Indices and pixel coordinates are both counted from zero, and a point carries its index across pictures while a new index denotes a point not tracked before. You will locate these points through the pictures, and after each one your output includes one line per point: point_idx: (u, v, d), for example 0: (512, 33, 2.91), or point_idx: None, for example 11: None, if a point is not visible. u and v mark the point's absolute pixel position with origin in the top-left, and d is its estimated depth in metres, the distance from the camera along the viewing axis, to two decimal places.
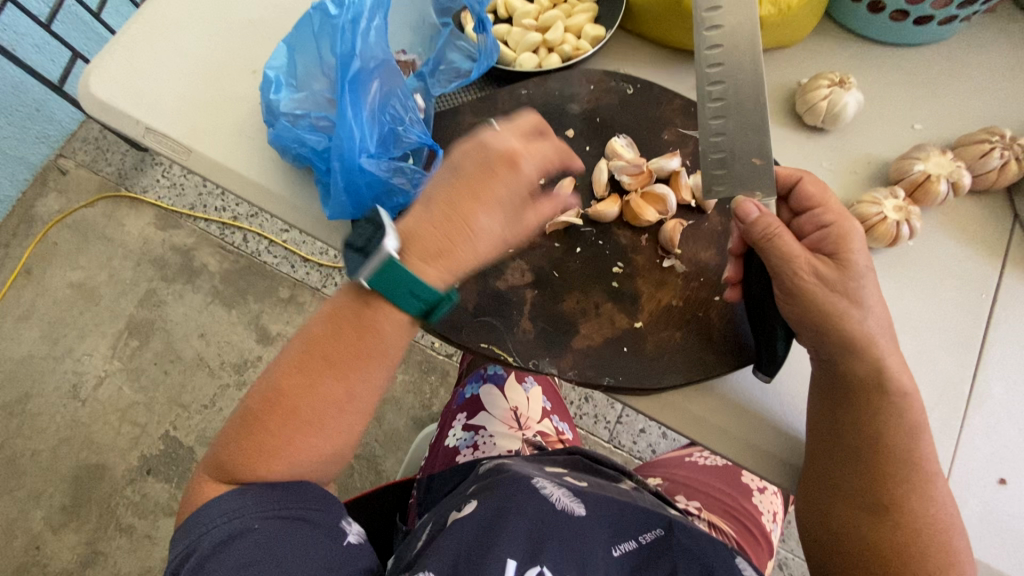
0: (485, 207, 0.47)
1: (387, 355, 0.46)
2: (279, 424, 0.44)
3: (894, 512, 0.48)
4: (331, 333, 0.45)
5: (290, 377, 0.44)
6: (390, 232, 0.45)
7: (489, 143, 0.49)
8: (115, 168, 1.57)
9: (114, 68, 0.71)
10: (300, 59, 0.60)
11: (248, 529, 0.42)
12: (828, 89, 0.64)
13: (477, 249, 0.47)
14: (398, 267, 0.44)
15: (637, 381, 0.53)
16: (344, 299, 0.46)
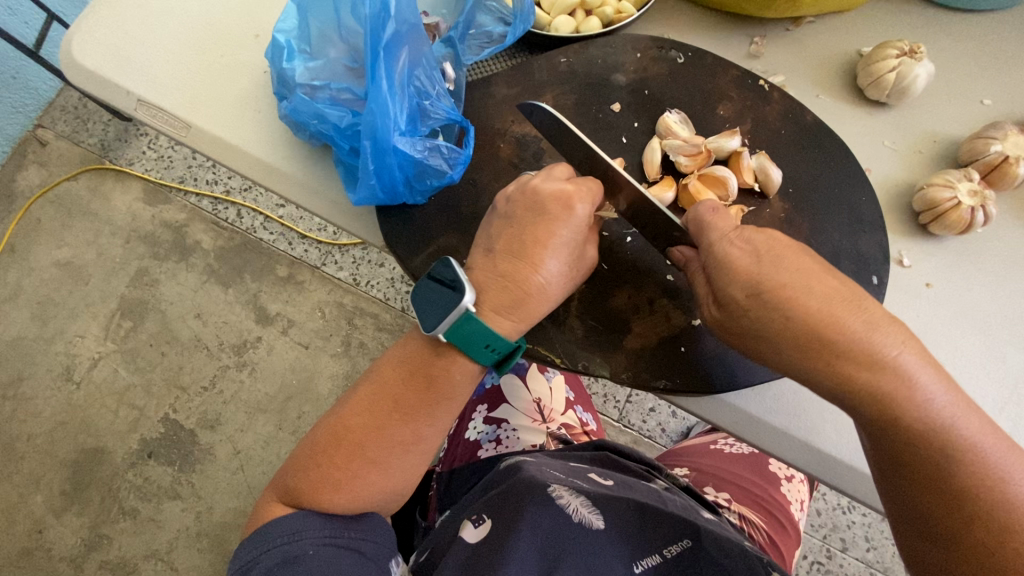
0: (552, 251, 0.46)
1: (453, 402, 0.49)
2: (346, 459, 0.49)
3: (958, 548, 0.40)
4: (400, 374, 0.49)
5: (359, 417, 0.49)
6: (465, 286, 0.45)
7: (539, 187, 0.48)
8: (98, 139, 1.47)
9: (100, 32, 0.63)
10: (313, 21, 0.53)
11: (302, 553, 0.46)
12: (898, 60, 0.58)
13: (551, 295, 0.47)
14: (476, 322, 0.45)
15: (696, 385, 0.49)
16: (416, 344, 0.50)
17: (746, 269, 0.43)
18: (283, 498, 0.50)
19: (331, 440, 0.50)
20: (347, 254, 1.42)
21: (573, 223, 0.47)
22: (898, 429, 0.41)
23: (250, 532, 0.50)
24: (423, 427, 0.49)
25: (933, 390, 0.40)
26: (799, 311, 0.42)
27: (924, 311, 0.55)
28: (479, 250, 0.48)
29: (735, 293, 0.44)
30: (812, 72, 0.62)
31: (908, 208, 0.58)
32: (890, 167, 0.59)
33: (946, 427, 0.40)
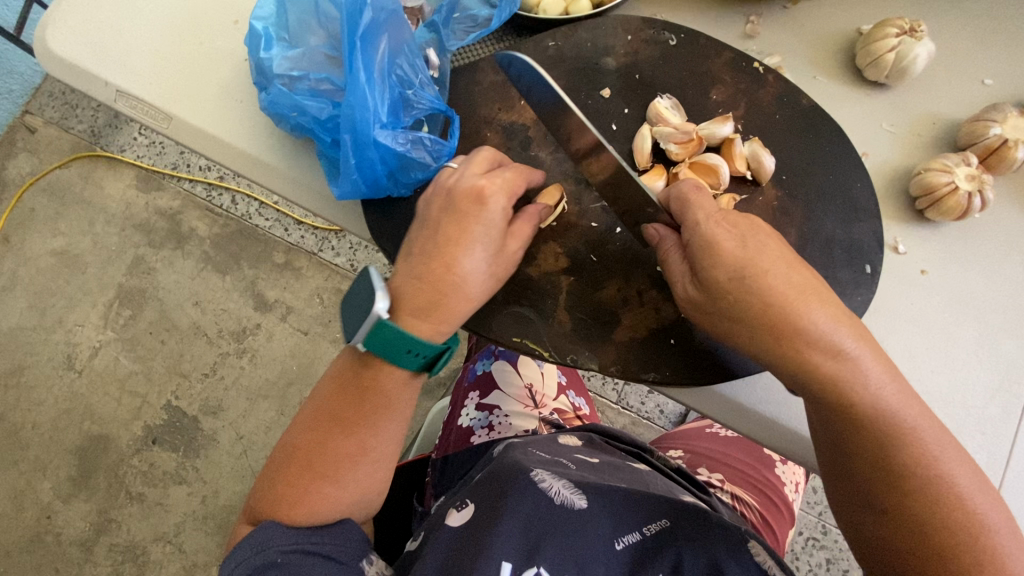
0: (464, 249, 0.45)
1: (393, 408, 0.49)
2: (298, 477, 0.49)
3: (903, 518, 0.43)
4: (337, 389, 0.50)
5: (306, 433, 0.50)
6: (380, 293, 0.45)
7: (454, 185, 0.47)
8: (88, 126, 1.45)
9: (75, 19, 0.61)
10: (291, 8, 0.51)
11: (271, 563, 0.46)
12: (897, 39, 0.56)
13: (470, 294, 0.46)
14: (391, 327, 0.45)
15: (685, 375, 0.49)
16: (347, 360, 0.50)
17: (730, 252, 0.43)
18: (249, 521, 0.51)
19: (285, 459, 0.50)
20: (343, 240, 1.41)
21: (491, 218, 0.46)
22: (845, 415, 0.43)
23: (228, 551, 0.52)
24: (367, 437, 0.49)
25: (877, 376, 0.43)
26: (769, 291, 0.43)
27: (919, 299, 0.55)
28: (403, 256, 0.48)
29: (718, 274, 0.44)
30: (810, 52, 0.60)
31: (905, 193, 0.57)
32: (887, 151, 0.58)
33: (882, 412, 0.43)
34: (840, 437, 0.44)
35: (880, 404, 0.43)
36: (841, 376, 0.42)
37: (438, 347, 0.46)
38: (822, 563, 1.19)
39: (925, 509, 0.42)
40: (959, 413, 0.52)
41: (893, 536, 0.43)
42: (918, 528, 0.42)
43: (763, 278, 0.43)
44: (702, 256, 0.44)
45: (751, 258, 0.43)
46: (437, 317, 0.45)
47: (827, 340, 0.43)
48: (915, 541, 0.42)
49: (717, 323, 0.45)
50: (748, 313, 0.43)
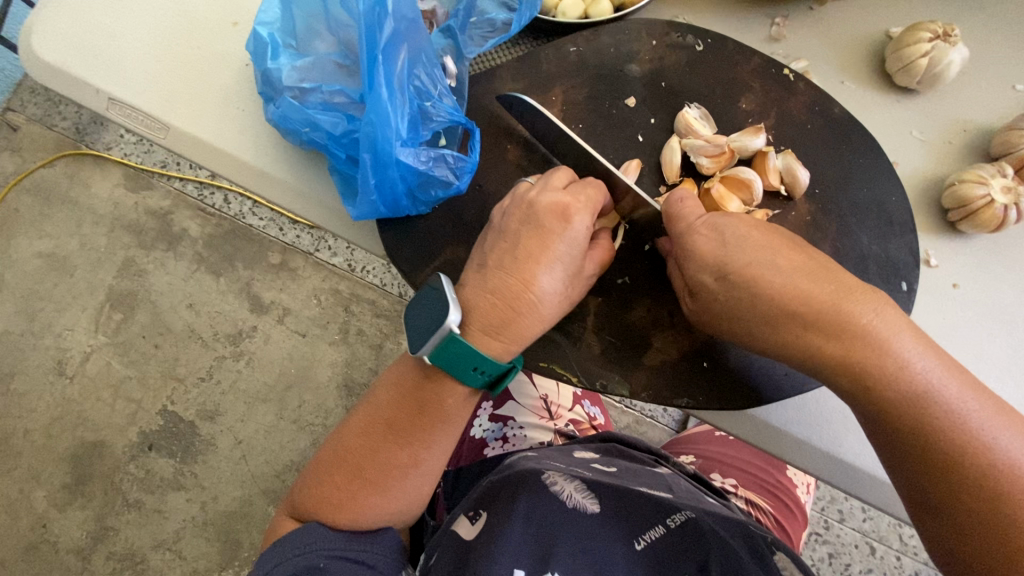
0: (545, 267, 0.42)
1: (450, 423, 0.47)
2: (346, 481, 0.47)
3: (964, 516, 0.38)
4: (393, 397, 0.47)
5: (357, 437, 0.48)
6: (451, 305, 0.42)
7: (535, 199, 0.44)
8: (72, 123, 1.40)
9: (62, 22, 0.58)
10: (298, 13, 0.48)
11: (312, 568, 0.45)
12: (931, 44, 0.54)
13: (543, 314, 0.43)
14: (462, 344, 0.41)
15: (720, 400, 0.47)
16: (406, 365, 0.47)
17: (708, 253, 0.43)
18: (288, 515, 0.50)
19: (333, 459, 0.48)
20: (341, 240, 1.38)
21: (574, 236, 0.43)
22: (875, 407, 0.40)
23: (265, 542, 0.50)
24: (421, 450, 0.46)
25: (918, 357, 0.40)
26: (772, 283, 0.41)
27: (950, 313, 0.53)
28: (473, 268, 0.45)
29: (703, 279, 0.43)
30: (837, 56, 0.58)
31: (937, 204, 0.56)
32: (918, 160, 0.56)
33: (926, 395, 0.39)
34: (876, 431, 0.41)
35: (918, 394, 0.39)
36: (869, 358, 0.39)
37: (504, 366, 0.43)
38: (825, 558, 1.20)
39: (982, 507, 0.37)
40: None
41: (953, 537, 0.39)
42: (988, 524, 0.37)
43: (766, 274, 0.41)
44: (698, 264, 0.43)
45: (738, 254, 0.42)
46: (508, 336, 0.42)
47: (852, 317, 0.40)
48: (981, 544, 0.38)
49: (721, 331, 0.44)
50: (759, 308, 0.42)
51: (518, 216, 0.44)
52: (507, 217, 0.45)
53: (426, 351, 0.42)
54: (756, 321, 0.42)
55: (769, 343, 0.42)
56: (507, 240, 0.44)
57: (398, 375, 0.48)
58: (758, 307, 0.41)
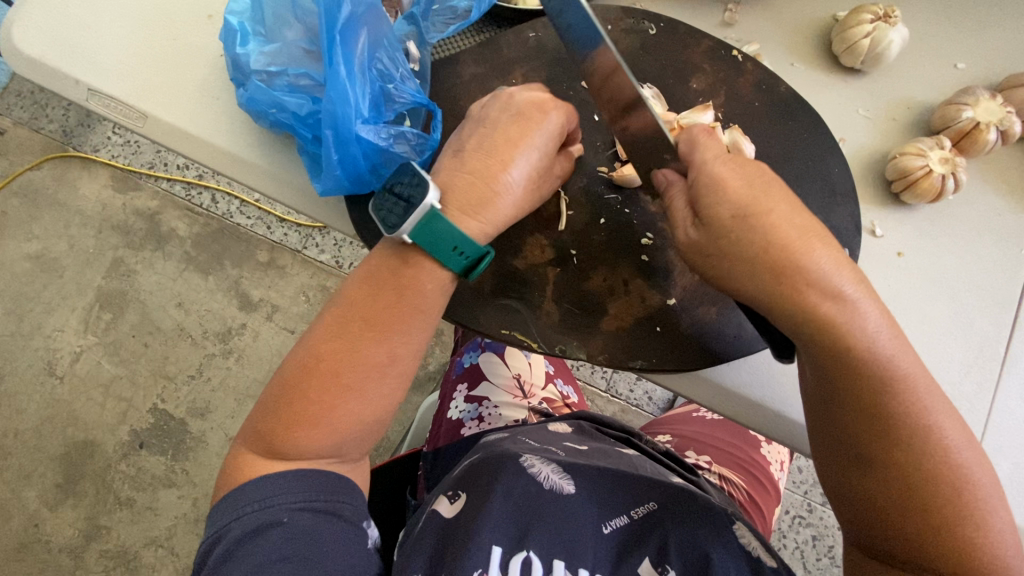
0: (522, 152, 0.46)
1: (427, 314, 0.47)
2: (321, 391, 0.46)
3: (890, 473, 0.43)
4: (367, 294, 0.46)
5: (330, 342, 0.46)
6: (431, 185, 0.44)
7: (515, 94, 0.48)
8: (59, 125, 1.41)
9: (41, 15, 0.60)
10: (267, 3, 0.51)
11: (278, 522, 0.45)
12: (872, 25, 0.57)
13: (516, 200, 0.47)
14: (443, 221, 0.44)
15: (672, 362, 0.50)
16: (380, 256, 0.47)
17: (737, 190, 0.43)
18: (252, 448, 0.48)
19: (302, 371, 0.47)
20: (328, 236, 1.40)
21: (547, 129, 0.47)
22: (856, 376, 0.43)
23: (224, 492, 0.48)
24: (400, 345, 0.47)
25: (875, 322, 0.43)
26: (773, 236, 0.42)
27: (897, 281, 0.56)
28: (448, 153, 0.48)
29: (721, 211, 0.43)
30: (787, 39, 0.61)
31: (882, 176, 0.58)
32: (864, 136, 0.59)
33: (880, 360, 0.43)
34: (836, 393, 0.44)
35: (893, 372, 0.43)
36: (837, 317, 0.42)
37: (482, 249, 0.46)
38: (809, 540, 1.22)
39: (905, 463, 0.43)
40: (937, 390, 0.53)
41: (875, 495, 0.44)
42: (905, 478, 0.43)
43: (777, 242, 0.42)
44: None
45: (757, 197, 0.43)
46: (484, 217, 0.45)
47: (824, 279, 0.42)
48: (893, 493, 0.44)
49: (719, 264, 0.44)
50: (751, 259, 0.42)
51: (499, 111, 0.48)
52: (472, 127, 0.48)
53: (407, 230, 0.44)
54: (755, 261, 0.42)
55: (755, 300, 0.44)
56: (487, 133, 0.47)
57: (371, 272, 0.47)
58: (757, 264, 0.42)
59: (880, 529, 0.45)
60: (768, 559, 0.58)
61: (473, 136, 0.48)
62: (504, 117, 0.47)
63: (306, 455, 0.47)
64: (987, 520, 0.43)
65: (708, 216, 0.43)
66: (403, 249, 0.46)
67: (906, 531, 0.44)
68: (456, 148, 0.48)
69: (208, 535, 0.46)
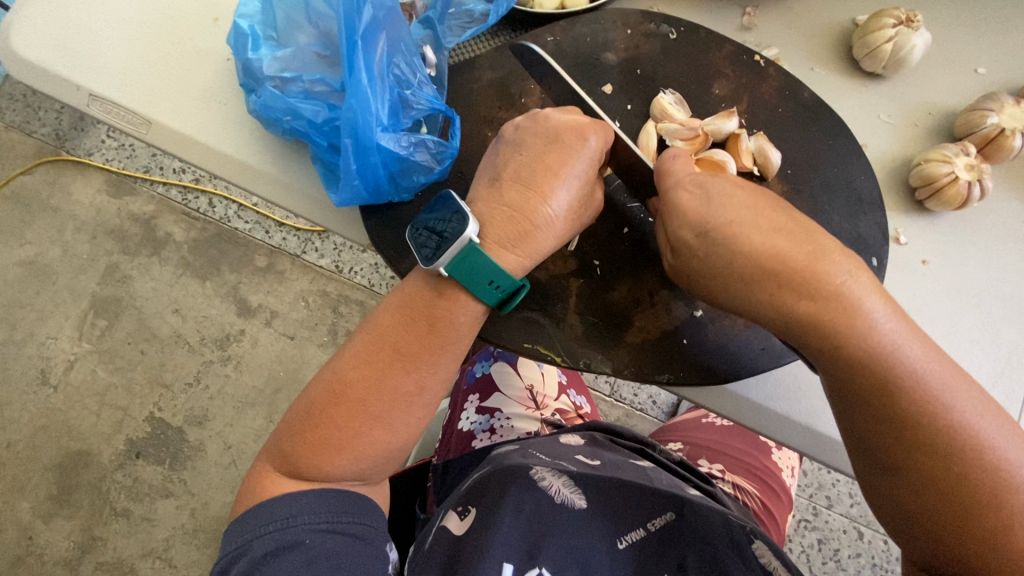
0: (563, 182, 0.45)
1: (458, 346, 0.46)
2: (347, 417, 0.46)
3: (920, 478, 0.41)
4: (399, 321, 0.46)
5: (359, 369, 0.46)
6: (471, 218, 0.43)
7: (552, 115, 0.47)
8: (52, 129, 1.38)
9: (40, 18, 0.58)
10: (278, 5, 0.49)
11: (299, 542, 0.43)
12: (895, 29, 0.56)
13: (557, 231, 0.46)
14: (481, 256, 0.43)
15: (698, 376, 0.49)
16: (414, 286, 0.46)
17: (693, 209, 0.43)
18: (273, 467, 0.48)
19: (330, 396, 0.47)
20: (328, 241, 1.38)
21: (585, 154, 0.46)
22: (867, 387, 0.41)
23: (245, 508, 0.47)
24: (428, 375, 0.46)
25: (882, 318, 0.41)
26: (749, 245, 0.42)
27: (923, 289, 0.55)
28: (484, 182, 0.47)
29: (685, 235, 0.43)
30: (807, 43, 0.60)
31: (905, 183, 0.57)
32: (886, 142, 0.58)
33: (891, 360, 0.41)
34: (849, 397, 0.43)
35: (909, 379, 0.41)
36: (836, 317, 0.41)
37: (517, 282, 0.45)
38: (815, 544, 1.21)
39: (937, 466, 0.41)
40: None
41: (909, 507, 0.43)
42: (940, 482, 0.41)
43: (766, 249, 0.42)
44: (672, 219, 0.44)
45: (719, 212, 0.42)
46: (524, 251, 0.45)
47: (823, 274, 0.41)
48: (929, 498, 0.41)
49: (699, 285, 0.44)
50: (737, 271, 0.42)
51: (535, 135, 0.46)
52: (507, 148, 0.47)
53: (443, 263, 0.43)
54: (731, 277, 0.42)
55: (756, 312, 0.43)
56: (524, 160, 0.46)
57: (403, 298, 0.47)
58: (756, 272, 0.42)
59: (924, 535, 0.43)
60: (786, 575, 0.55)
61: (509, 160, 0.46)
62: (540, 141, 0.46)
63: (329, 479, 0.47)
64: None
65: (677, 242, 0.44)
66: (438, 281, 0.45)
67: (946, 540, 0.42)
68: (492, 173, 0.47)
69: (226, 552, 0.45)
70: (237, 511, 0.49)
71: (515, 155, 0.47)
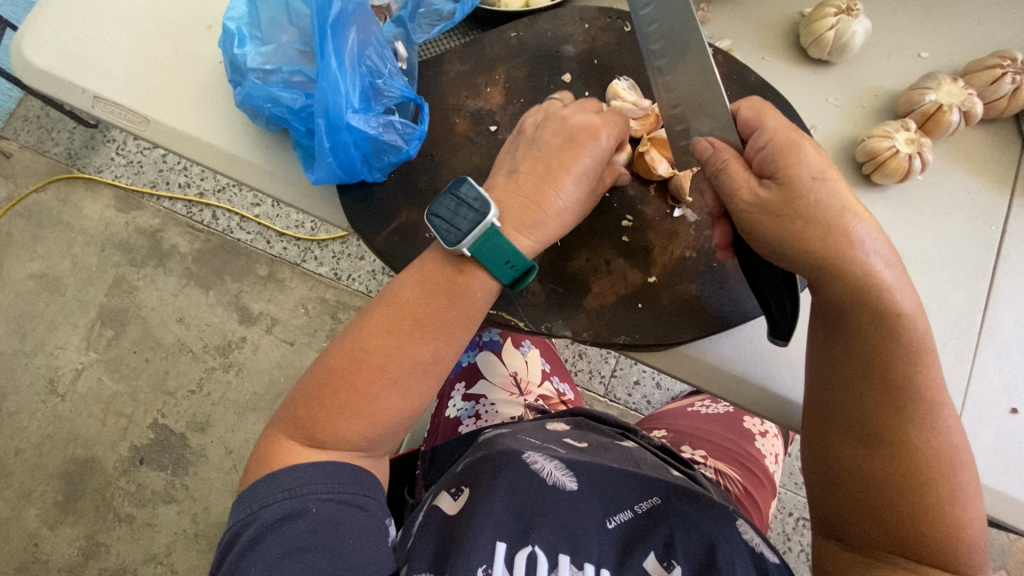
0: (573, 178, 0.48)
1: (473, 318, 0.49)
2: (366, 384, 0.47)
3: (891, 449, 0.45)
4: (422, 292, 0.48)
5: (381, 337, 0.47)
6: (491, 204, 0.46)
7: (570, 116, 0.50)
8: (64, 148, 1.45)
9: (50, 30, 0.63)
10: (262, 8, 0.54)
11: (304, 510, 0.45)
12: (836, 17, 0.59)
13: (561, 224, 0.49)
14: (502, 237, 0.46)
15: (653, 337, 0.51)
16: (432, 261, 0.49)
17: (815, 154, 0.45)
18: (292, 431, 0.49)
19: (349, 363, 0.48)
20: (327, 249, 1.42)
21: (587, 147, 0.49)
22: (876, 352, 0.45)
23: (255, 474, 0.49)
24: (444, 346, 0.48)
25: (906, 295, 0.45)
26: (830, 195, 0.44)
27: None
28: (501, 173, 0.49)
29: (801, 171, 0.44)
30: (756, 34, 0.64)
31: (852, 160, 0.61)
32: (834, 123, 0.62)
33: (902, 331, 0.45)
34: (852, 356, 0.46)
35: (921, 354, 0.45)
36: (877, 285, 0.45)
37: (529, 263, 0.48)
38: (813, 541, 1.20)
39: (908, 437, 0.45)
40: None
41: (872, 485, 0.46)
42: (906, 454, 0.45)
43: (840, 216, 0.44)
44: (796, 159, 0.44)
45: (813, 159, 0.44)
46: (534, 236, 0.47)
47: (868, 252, 0.44)
48: (892, 467, 0.45)
49: (790, 226, 0.44)
50: (816, 214, 0.43)
51: (554, 132, 0.49)
52: (539, 138, 0.50)
53: (467, 244, 0.46)
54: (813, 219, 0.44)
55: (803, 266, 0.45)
56: (541, 155, 0.49)
57: (426, 271, 0.48)
58: (835, 229, 0.44)
59: (869, 503, 0.47)
60: (770, 555, 0.58)
61: (524, 156, 0.49)
62: (559, 139, 0.49)
63: (344, 444, 0.48)
64: (970, 505, 0.46)
65: (785, 176, 0.44)
66: (460, 262, 0.48)
67: (888, 508, 0.46)
68: (502, 165, 0.50)
69: (236, 518, 0.47)
70: (245, 483, 0.51)
71: (534, 146, 0.49)
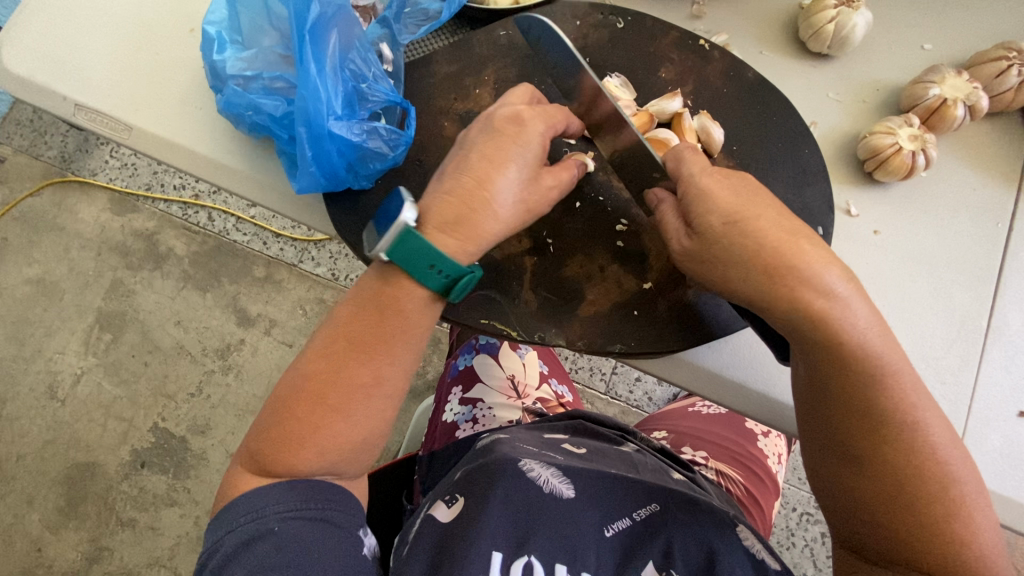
0: (501, 169, 0.45)
1: (411, 332, 0.47)
2: (308, 412, 0.46)
3: (888, 464, 0.44)
4: (352, 313, 0.47)
5: (317, 362, 0.46)
6: (409, 205, 0.44)
7: (493, 112, 0.48)
8: (58, 151, 1.44)
9: (29, 36, 0.62)
10: (241, 11, 0.52)
11: (267, 531, 0.44)
12: (836, 10, 0.57)
13: (497, 214, 0.46)
14: (416, 238, 0.43)
15: (650, 344, 0.50)
16: (365, 279, 0.47)
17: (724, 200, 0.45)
18: (247, 468, 0.48)
19: (293, 393, 0.47)
20: (323, 250, 1.41)
21: (528, 142, 0.46)
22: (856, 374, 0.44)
23: (222, 503, 0.49)
24: (384, 364, 0.46)
25: (861, 320, 0.44)
26: (755, 235, 0.44)
27: (874, 258, 0.56)
28: (435, 177, 0.48)
29: (711, 220, 0.44)
30: (754, 28, 0.62)
31: (855, 157, 0.59)
32: (835, 119, 0.60)
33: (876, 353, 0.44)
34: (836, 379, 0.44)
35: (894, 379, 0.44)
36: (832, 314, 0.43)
37: (460, 269, 0.45)
38: (818, 537, 1.19)
39: (901, 458, 0.44)
40: (920, 366, 0.53)
41: (872, 500, 0.45)
42: (905, 469, 0.44)
43: (761, 255, 0.44)
44: (704, 207, 0.45)
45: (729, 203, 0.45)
46: (461, 233, 0.45)
47: (806, 282, 0.43)
48: (888, 483, 0.44)
49: (707, 272, 0.46)
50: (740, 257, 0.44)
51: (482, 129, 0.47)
52: (468, 134, 0.48)
53: (382, 248, 0.44)
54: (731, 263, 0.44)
55: (753, 297, 0.45)
56: (464, 151, 0.47)
57: (358, 292, 0.48)
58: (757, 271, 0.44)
59: (871, 518, 0.45)
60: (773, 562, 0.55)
61: (455, 156, 0.47)
62: (484, 134, 0.47)
63: (296, 476, 0.46)
64: (976, 519, 0.44)
65: (700, 225, 0.45)
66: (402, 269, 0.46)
67: (890, 523, 0.44)
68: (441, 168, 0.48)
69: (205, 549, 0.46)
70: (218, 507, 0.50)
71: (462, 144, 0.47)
